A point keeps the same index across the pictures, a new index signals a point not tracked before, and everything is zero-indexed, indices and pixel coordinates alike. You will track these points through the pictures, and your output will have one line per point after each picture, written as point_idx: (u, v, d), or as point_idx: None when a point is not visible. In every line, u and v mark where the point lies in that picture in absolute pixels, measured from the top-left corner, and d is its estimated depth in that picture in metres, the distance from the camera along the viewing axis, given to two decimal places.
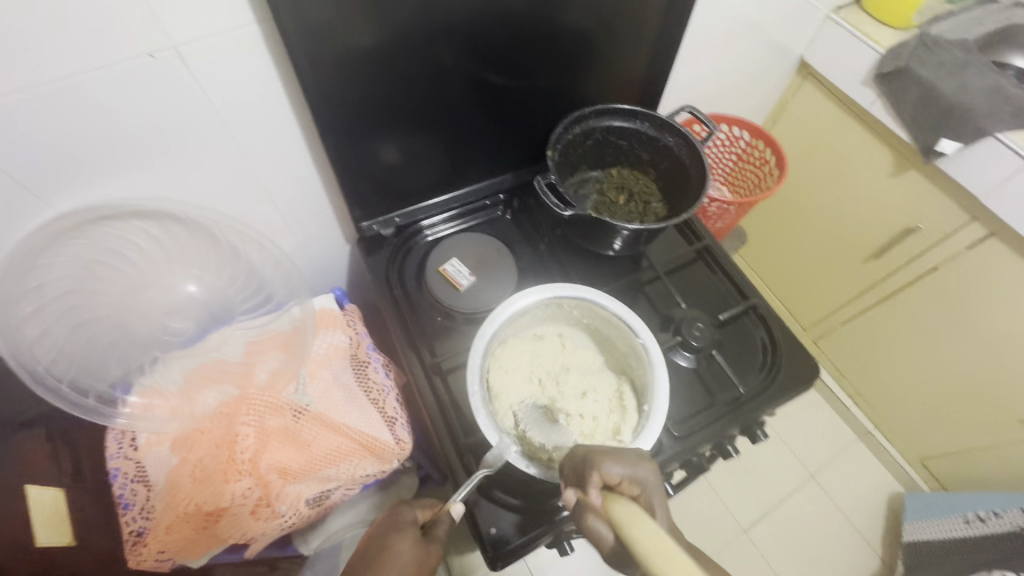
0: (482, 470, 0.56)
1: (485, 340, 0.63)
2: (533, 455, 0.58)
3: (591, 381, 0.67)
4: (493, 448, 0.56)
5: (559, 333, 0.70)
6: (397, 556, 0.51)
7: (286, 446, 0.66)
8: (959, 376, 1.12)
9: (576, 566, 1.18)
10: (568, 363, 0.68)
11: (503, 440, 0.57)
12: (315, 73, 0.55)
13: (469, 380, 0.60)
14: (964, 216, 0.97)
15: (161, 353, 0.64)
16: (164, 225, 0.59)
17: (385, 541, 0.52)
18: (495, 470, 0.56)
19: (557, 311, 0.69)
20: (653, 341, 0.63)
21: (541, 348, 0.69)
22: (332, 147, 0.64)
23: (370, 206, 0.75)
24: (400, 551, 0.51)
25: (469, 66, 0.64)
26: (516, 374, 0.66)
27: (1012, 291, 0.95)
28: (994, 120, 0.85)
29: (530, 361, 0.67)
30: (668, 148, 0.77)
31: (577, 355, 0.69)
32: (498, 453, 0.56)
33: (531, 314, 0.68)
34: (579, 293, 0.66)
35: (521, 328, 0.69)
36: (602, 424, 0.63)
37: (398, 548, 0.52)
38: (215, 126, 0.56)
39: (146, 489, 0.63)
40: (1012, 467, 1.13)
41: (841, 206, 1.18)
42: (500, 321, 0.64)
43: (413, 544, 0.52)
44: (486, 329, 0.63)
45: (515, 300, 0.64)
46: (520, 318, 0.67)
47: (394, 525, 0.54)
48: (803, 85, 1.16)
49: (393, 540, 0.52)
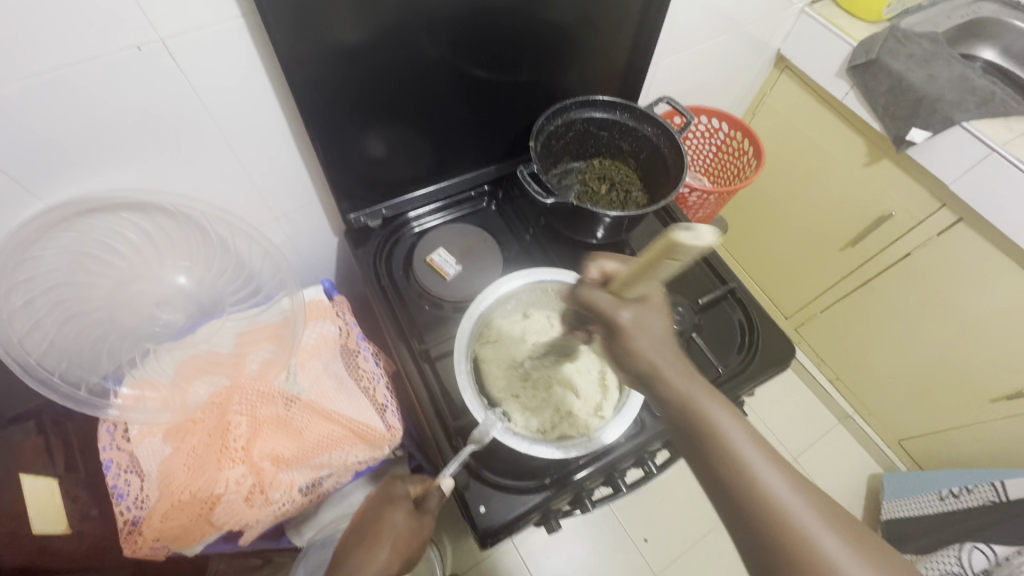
0: (470, 445, 0.58)
1: (472, 317, 0.66)
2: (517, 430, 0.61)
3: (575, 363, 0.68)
4: (480, 425, 0.59)
5: (548, 315, 0.71)
6: (392, 526, 0.54)
7: (279, 435, 0.67)
8: (934, 358, 1.16)
9: (567, 551, 1.21)
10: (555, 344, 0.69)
11: (489, 417, 0.59)
12: (302, 67, 0.56)
13: (455, 360, 0.63)
14: (934, 203, 1.01)
15: (152, 346, 0.65)
16: (154, 219, 0.61)
17: (380, 512, 0.56)
18: (482, 444, 0.59)
19: (541, 297, 0.72)
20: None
21: (529, 328, 0.69)
22: (318, 140, 0.65)
23: (357, 199, 0.76)
24: (395, 521, 0.54)
25: (453, 60, 0.65)
26: (502, 353, 0.67)
27: (978, 274, 0.99)
28: (960, 109, 0.89)
29: (517, 340, 0.69)
30: (647, 138, 0.79)
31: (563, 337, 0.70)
32: (485, 429, 0.58)
33: (516, 298, 0.70)
34: (556, 276, 0.69)
35: (508, 310, 0.70)
36: (586, 402, 0.66)
37: (392, 519, 0.55)
38: (205, 120, 0.57)
39: (140, 479, 0.63)
40: (984, 443, 1.17)
41: (819, 195, 1.21)
42: (485, 300, 0.67)
43: (407, 515, 0.56)
44: (473, 307, 0.66)
45: (502, 282, 0.68)
46: (504, 303, 0.69)
47: (388, 499, 0.57)
48: (781, 77, 1.19)
49: (388, 512, 0.55)
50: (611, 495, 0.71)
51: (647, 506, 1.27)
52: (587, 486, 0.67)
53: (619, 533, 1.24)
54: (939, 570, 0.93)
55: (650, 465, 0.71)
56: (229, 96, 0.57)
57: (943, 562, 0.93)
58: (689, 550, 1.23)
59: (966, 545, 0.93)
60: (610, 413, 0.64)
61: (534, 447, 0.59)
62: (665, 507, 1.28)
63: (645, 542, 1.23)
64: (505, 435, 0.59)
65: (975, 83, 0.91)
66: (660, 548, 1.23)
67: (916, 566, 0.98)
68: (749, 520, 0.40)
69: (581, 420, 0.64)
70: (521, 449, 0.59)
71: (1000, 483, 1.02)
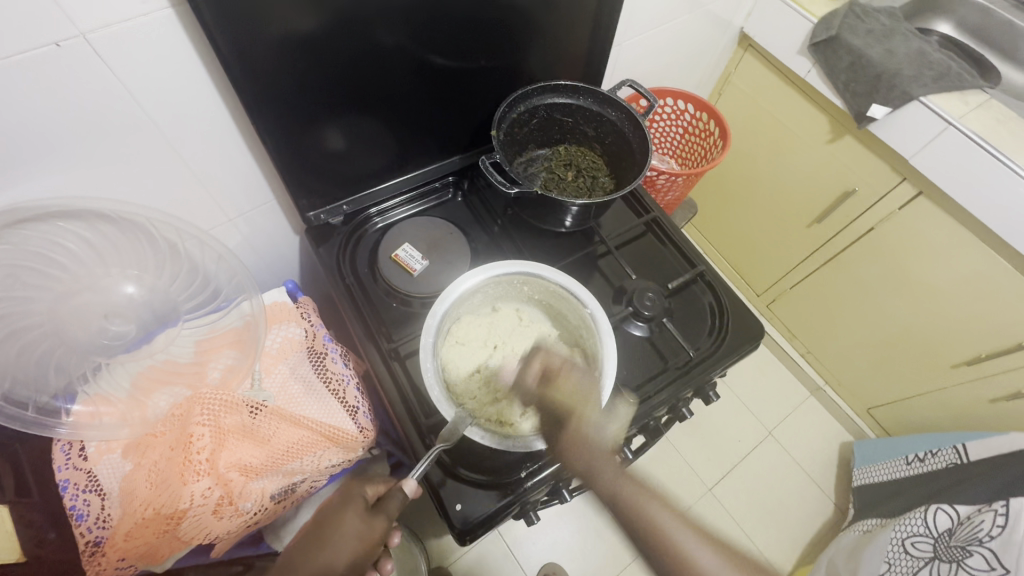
0: (440, 444, 0.56)
1: (440, 310, 0.63)
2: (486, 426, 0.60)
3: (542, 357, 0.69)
4: (451, 421, 0.57)
5: (515, 308, 0.72)
6: (338, 529, 0.53)
7: (246, 443, 0.65)
8: (899, 328, 1.19)
9: (552, 535, 1.23)
10: (519, 338, 0.70)
11: (459, 414, 0.58)
12: (242, 60, 0.53)
13: (421, 356, 0.61)
14: (895, 177, 1.02)
15: (105, 359, 0.61)
16: (94, 226, 0.57)
17: (331, 514, 0.55)
18: (453, 443, 0.57)
19: (509, 289, 0.70)
20: (600, 311, 0.65)
21: (496, 322, 0.70)
22: (269, 138, 0.62)
23: (316, 195, 0.73)
24: (344, 524, 0.54)
25: (407, 47, 0.63)
26: (469, 347, 0.68)
27: (938, 244, 1.02)
28: (918, 84, 0.90)
29: (484, 334, 0.69)
30: (611, 123, 0.78)
31: (529, 332, 0.70)
32: (456, 426, 0.56)
33: (484, 292, 0.69)
34: (517, 268, 0.67)
35: (476, 304, 0.70)
36: None
37: (340, 522, 0.54)
38: (140, 121, 0.54)
39: (101, 498, 0.61)
40: (947, 407, 1.22)
41: (785, 173, 1.22)
42: (454, 296, 0.64)
43: (358, 516, 0.55)
44: (439, 305, 0.63)
45: (462, 280, 0.65)
46: (473, 296, 0.68)
47: (343, 501, 0.56)
48: (745, 55, 1.18)
49: (338, 512, 0.55)
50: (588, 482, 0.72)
51: (629, 488, 1.30)
52: (563, 477, 0.67)
53: (603, 516, 1.26)
54: (907, 533, 0.96)
55: (625, 452, 0.72)
56: (165, 88, 0.53)
57: (911, 525, 0.96)
58: None
59: (931, 507, 0.96)
60: None
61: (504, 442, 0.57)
62: (645, 487, 1.31)
63: None
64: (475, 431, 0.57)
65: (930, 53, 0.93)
66: None
67: (885, 530, 1.02)
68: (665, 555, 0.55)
69: None
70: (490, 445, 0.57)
71: (962, 446, 1.06)
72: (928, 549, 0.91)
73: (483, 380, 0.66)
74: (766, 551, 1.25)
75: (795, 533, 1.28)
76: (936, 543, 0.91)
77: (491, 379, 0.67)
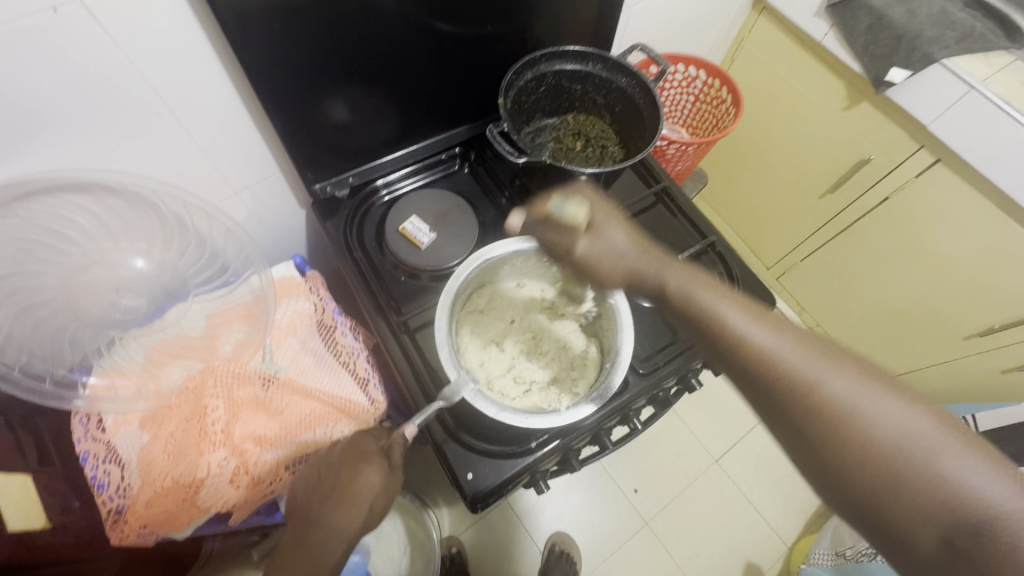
0: (439, 402, 0.57)
1: (469, 270, 0.64)
2: (489, 394, 0.59)
3: (559, 342, 0.69)
4: (452, 382, 0.57)
5: (542, 289, 0.72)
6: (367, 486, 0.55)
7: (259, 415, 0.66)
8: (912, 300, 1.17)
9: (560, 505, 1.25)
10: (540, 319, 0.70)
11: (462, 377, 0.58)
12: (248, 27, 0.52)
13: (438, 317, 0.61)
14: (913, 144, 0.99)
15: (118, 334, 0.61)
16: (100, 199, 0.56)
17: (353, 473, 0.56)
18: (452, 402, 0.58)
19: (536, 267, 0.69)
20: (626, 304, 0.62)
21: (520, 298, 0.71)
22: (273, 109, 0.61)
23: (321, 167, 0.73)
24: (371, 482, 0.55)
25: (412, 13, 0.61)
26: (489, 317, 0.68)
27: (954, 214, 1.00)
28: (941, 46, 0.86)
29: (506, 308, 0.70)
30: (620, 89, 0.76)
31: (551, 315, 0.71)
32: (456, 388, 0.57)
33: (511, 265, 0.68)
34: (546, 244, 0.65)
35: (502, 276, 0.70)
36: (563, 378, 0.66)
37: (366, 479, 0.55)
38: (144, 91, 0.53)
39: (120, 468, 0.62)
40: (957, 379, 1.21)
41: (798, 141, 1.20)
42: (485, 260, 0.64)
43: (381, 473, 0.56)
44: (468, 266, 0.63)
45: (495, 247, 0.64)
46: (499, 268, 0.67)
47: (360, 458, 0.57)
48: (759, 19, 1.14)
49: (362, 471, 0.56)
50: (599, 452, 0.72)
51: (635, 459, 1.31)
52: (573, 446, 0.68)
53: (611, 486, 1.28)
54: None
55: (634, 422, 0.72)
56: (165, 56, 0.52)
57: None
58: (678, 499, 1.28)
59: None
60: (586, 392, 0.63)
61: (501, 414, 0.56)
62: (652, 458, 1.32)
63: (635, 493, 1.28)
64: (474, 396, 0.57)
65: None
66: (649, 497, 1.28)
67: None
68: (760, 369, 0.44)
69: (555, 395, 0.64)
70: (488, 415, 0.57)
71: (971, 417, 1.06)
72: None
73: (495, 351, 0.67)
74: (772, 521, 1.27)
75: (801, 504, 1.29)
76: None
77: (503, 351, 0.67)
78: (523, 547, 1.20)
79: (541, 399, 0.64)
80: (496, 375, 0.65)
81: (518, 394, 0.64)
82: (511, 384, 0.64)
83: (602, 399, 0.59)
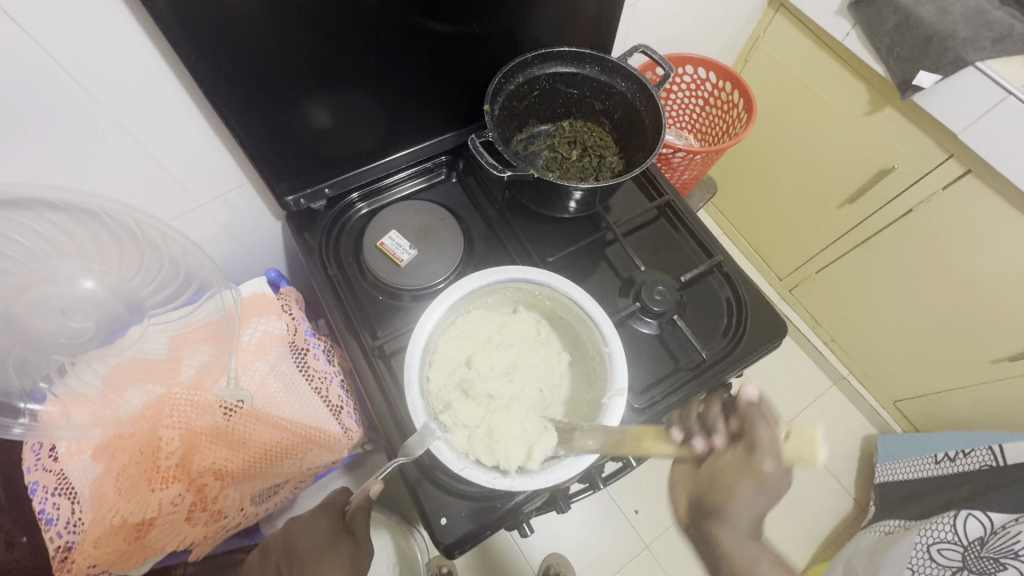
0: (399, 458, 0.51)
1: (463, 292, 0.59)
2: (456, 441, 0.54)
3: (537, 385, 0.61)
4: (416, 434, 0.51)
5: (536, 320, 0.65)
6: (334, 573, 0.50)
7: (220, 448, 0.62)
8: (936, 319, 1.10)
9: (556, 525, 1.19)
10: (528, 354, 0.62)
11: (428, 426, 0.52)
12: (192, 28, 0.47)
13: (409, 349, 0.56)
14: (941, 153, 0.92)
15: (69, 359, 0.55)
16: (43, 215, 0.50)
17: (319, 557, 0.51)
18: (414, 458, 0.52)
19: (530, 296, 0.64)
20: (621, 353, 0.57)
21: (509, 326, 0.63)
22: (237, 116, 0.56)
23: (295, 177, 0.68)
24: (338, 568, 0.51)
25: (395, 10, 0.55)
26: (471, 343, 0.61)
27: (983, 230, 0.92)
28: (975, 47, 0.78)
29: (492, 334, 0.62)
30: (620, 95, 0.69)
31: (541, 351, 0.63)
32: (421, 440, 0.51)
33: (501, 293, 0.63)
34: (532, 275, 0.60)
35: (493, 303, 0.64)
36: (521, 427, 0.55)
37: (334, 565, 0.51)
38: (83, 99, 0.48)
39: (71, 502, 0.59)
40: (981, 404, 1.13)
41: (816, 147, 1.12)
42: (479, 284, 0.59)
43: (347, 555, 0.52)
44: (461, 286, 0.59)
45: (484, 277, 0.60)
46: (488, 295, 0.62)
47: (327, 540, 0.52)
48: (776, 17, 1.07)
49: (328, 552, 0.51)
50: (589, 490, 0.67)
51: (637, 479, 1.25)
52: (561, 487, 0.62)
53: (611, 506, 1.22)
54: (934, 539, 0.89)
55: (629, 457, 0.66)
56: (106, 59, 0.47)
57: (938, 531, 0.90)
58: None
59: (962, 513, 0.89)
60: (536, 458, 0.52)
61: (467, 470, 0.51)
62: (655, 478, 1.26)
63: (635, 514, 1.22)
64: (440, 449, 0.52)
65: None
66: (651, 520, 1.21)
67: (909, 534, 0.95)
68: None
69: (506, 445, 0.53)
70: (453, 469, 0.51)
71: (998, 446, 0.98)
72: (956, 558, 0.85)
73: (462, 372, 0.59)
74: (779, 548, 1.20)
75: (813, 529, 1.23)
76: (966, 553, 0.85)
77: (467, 375, 0.58)
78: (516, 568, 1.15)
79: (490, 442, 0.53)
80: (454, 404, 0.56)
81: (467, 426, 0.54)
82: (463, 413, 0.55)
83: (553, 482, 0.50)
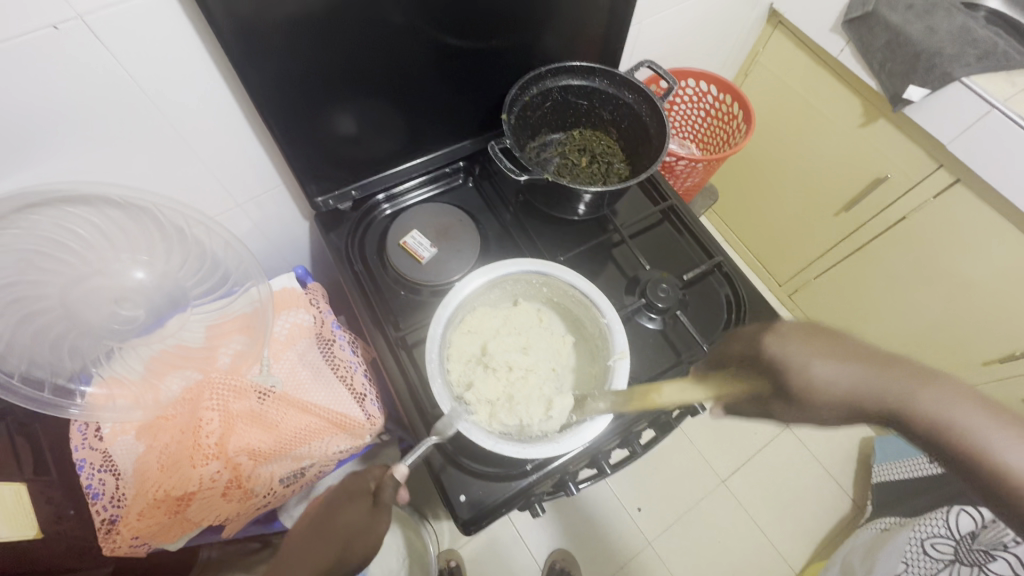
0: (432, 437, 0.56)
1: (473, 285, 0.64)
2: (482, 421, 0.58)
3: (550, 363, 0.66)
4: (445, 416, 0.56)
5: (537, 308, 0.69)
6: (345, 523, 0.57)
7: (253, 428, 0.68)
8: (929, 322, 1.14)
9: (561, 521, 1.23)
10: (536, 338, 0.67)
11: (456, 410, 0.57)
12: (241, 42, 0.52)
13: (427, 347, 0.60)
14: (931, 163, 0.96)
15: (116, 344, 0.59)
16: (103, 211, 0.56)
17: (337, 508, 0.58)
18: (446, 437, 0.56)
19: (528, 287, 0.68)
20: (618, 323, 0.62)
21: (514, 316, 0.68)
22: (276, 124, 0.61)
23: (324, 180, 0.73)
24: (351, 520, 0.57)
25: (419, 26, 0.60)
26: (482, 336, 0.66)
27: (968, 238, 0.97)
28: (961, 63, 0.83)
29: (498, 326, 0.66)
30: (627, 106, 0.75)
31: (546, 334, 0.68)
32: (449, 421, 0.56)
33: (501, 287, 0.68)
34: (532, 265, 0.65)
35: (495, 299, 0.69)
36: (536, 395, 0.61)
37: (347, 514, 0.57)
38: (144, 106, 0.53)
39: (115, 478, 0.63)
40: None
41: (813, 157, 1.17)
42: (485, 278, 0.64)
43: (363, 511, 0.58)
44: (469, 280, 0.63)
45: (497, 267, 0.64)
46: (490, 290, 0.67)
47: (347, 494, 0.59)
48: (774, 33, 1.12)
49: (347, 506, 0.58)
50: (597, 475, 0.71)
51: (639, 478, 1.29)
52: (570, 470, 0.66)
53: (614, 505, 1.26)
54: (927, 534, 0.92)
55: (634, 445, 0.70)
56: (163, 70, 0.52)
57: (931, 526, 0.92)
58: (683, 519, 1.25)
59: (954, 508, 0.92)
60: (556, 424, 0.58)
61: (499, 446, 0.55)
62: (657, 476, 1.29)
63: (638, 511, 1.25)
64: (469, 429, 0.55)
65: (986, 11, 0.89)
66: (653, 518, 1.25)
67: (904, 529, 0.98)
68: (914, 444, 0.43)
69: (529, 415, 0.59)
70: (484, 447, 0.55)
71: None
72: (949, 551, 0.87)
73: (480, 356, 0.64)
74: (779, 545, 1.23)
75: (811, 528, 1.26)
76: (958, 547, 0.86)
77: (485, 355, 0.63)
78: (523, 563, 1.18)
79: (512, 411, 0.59)
80: (475, 381, 0.61)
81: (491, 398, 0.60)
82: (485, 387, 0.60)
83: (571, 445, 0.56)
